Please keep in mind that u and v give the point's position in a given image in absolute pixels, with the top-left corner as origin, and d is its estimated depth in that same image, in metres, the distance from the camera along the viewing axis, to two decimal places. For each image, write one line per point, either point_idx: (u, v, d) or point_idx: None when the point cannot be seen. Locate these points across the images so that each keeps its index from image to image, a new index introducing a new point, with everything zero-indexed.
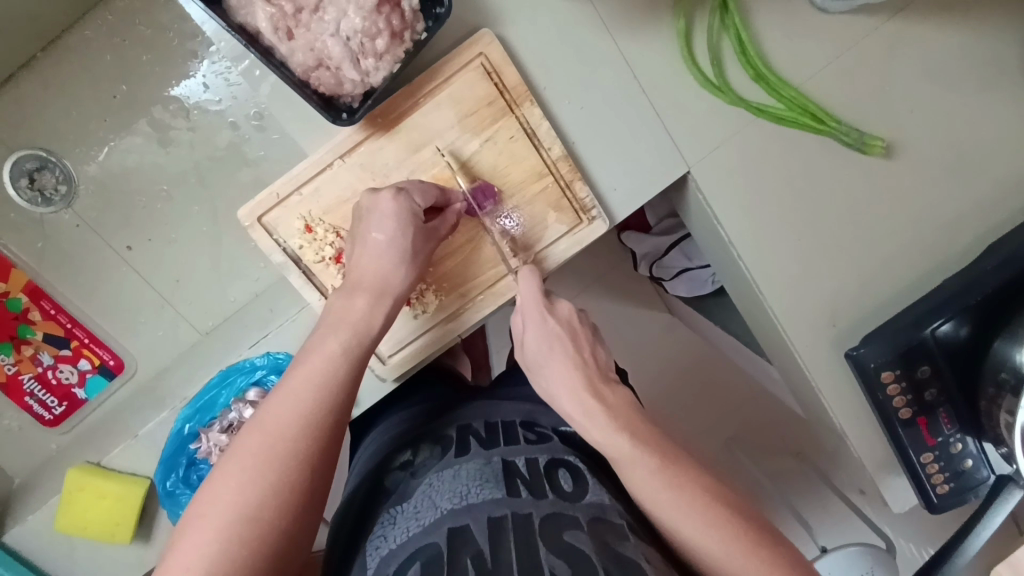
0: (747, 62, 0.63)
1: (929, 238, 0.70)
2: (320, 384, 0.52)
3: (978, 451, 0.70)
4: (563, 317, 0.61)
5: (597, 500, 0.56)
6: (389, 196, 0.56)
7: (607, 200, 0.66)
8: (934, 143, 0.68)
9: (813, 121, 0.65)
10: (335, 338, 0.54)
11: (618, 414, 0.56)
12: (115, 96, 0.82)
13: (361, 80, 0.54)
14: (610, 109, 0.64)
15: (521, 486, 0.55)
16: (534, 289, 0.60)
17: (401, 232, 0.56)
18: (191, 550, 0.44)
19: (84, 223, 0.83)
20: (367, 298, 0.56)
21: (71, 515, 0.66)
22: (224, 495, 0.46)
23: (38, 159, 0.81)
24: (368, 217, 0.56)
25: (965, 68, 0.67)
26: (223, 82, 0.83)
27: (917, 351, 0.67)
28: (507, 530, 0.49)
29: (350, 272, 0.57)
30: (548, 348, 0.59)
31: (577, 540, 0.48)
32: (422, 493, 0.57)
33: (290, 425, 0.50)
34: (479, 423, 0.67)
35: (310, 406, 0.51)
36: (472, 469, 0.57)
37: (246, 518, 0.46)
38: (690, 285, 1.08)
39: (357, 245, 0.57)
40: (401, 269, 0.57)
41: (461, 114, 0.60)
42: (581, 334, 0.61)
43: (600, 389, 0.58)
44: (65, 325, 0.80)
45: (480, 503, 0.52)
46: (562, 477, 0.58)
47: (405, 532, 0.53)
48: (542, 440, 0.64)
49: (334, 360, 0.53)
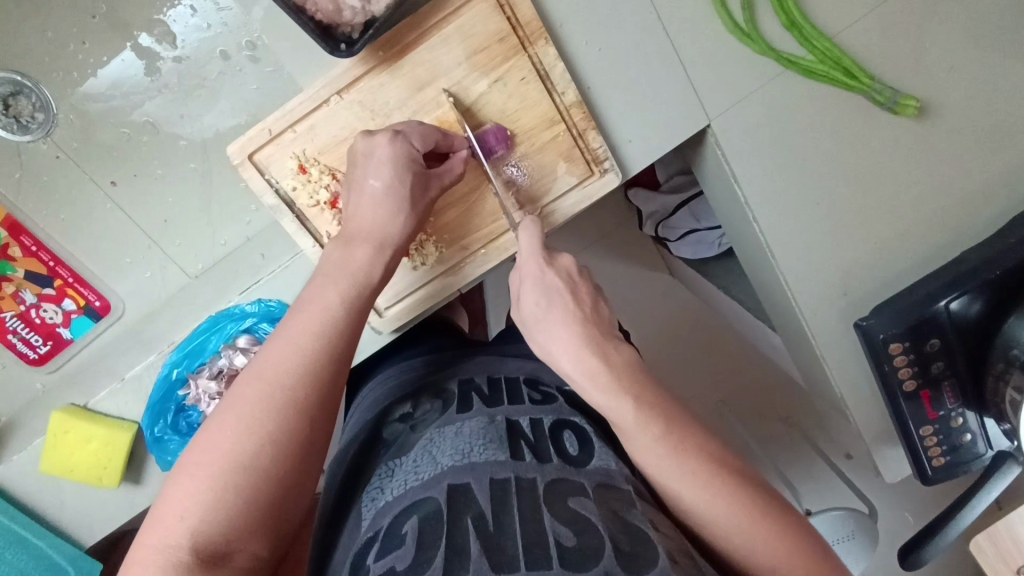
0: (780, 8, 0.59)
1: (952, 208, 0.67)
2: (319, 334, 0.50)
3: (977, 425, 0.70)
4: (563, 268, 0.56)
5: (603, 465, 0.54)
6: (385, 140, 0.52)
7: (622, 153, 0.61)
8: (968, 105, 0.65)
9: (844, 76, 0.61)
10: (334, 289, 0.51)
11: (621, 373, 0.52)
12: (95, 17, 0.72)
13: (362, 7, 0.50)
14: (628, 52, 0.59)
15: (526, 447, 0.53)
16: (534, 239, 0.55)
17: (398, 181, 0.52)
18: (184, 496, 0.44)
19: (65, 155, 0.75)
20: (367, 249, 0.52)
21: (57, 458, 0.65)
22: (218, 443, 0.45)
23: (11, 83, 0.72)
24: (362, 163, 0.53)
25: (1010, 27, 0.63)
26: (212, 7, 0.73)
27: (928, 324, 0.66)
28: (512, 495, 0.48)
29: (346, 221, 0.54)
30: (548, 301, 0.53)
31: (583, 507, 0.47)
32: (422, 446, 0.56)
33: (289, 372, 0.48)
34: (481, 379, 0.66)
35: (310, 356, 0.49)
36: (475, 427, 0.55)
37: (239, 466, 0.45)
38: (695, 247, 1.05)
39: (353, 193, 0.54)
40: (398, 219, 0.53)
41: (471, 52, 0.55)
42: (580, 285, 0.56)
43: (605, 348, 0.53)
44: (48, 264, 0.72)
45: (483, 463, 0.50)
46: (568, 441, 0.56)
47: (404, 486, 0.52)
48: (546, 401, 0.63)
49: (331, 310, 0.50)
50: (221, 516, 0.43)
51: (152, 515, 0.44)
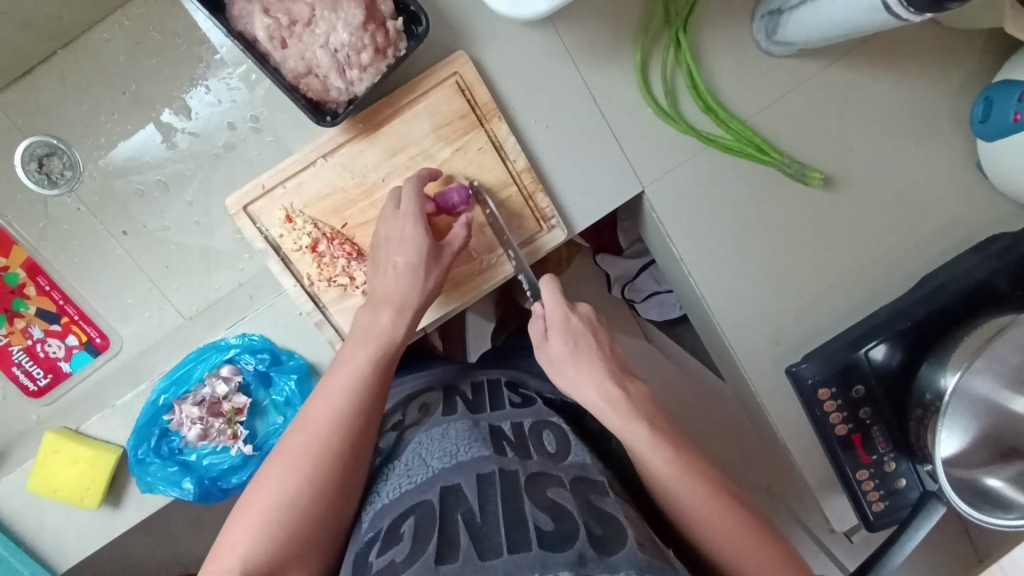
0: (697, 95, 0.69)
1: (866, 268, 0.77)
2: (348, 390, 0.58)
3: (910, 471, 0.75)
4: (582, 314, 0.67)
5: (579, 460, 0.60)
6: (412, 227, 0.61)
7: (568, 213, 0.71)
8: (871, 180, 0.75)
9: (757, 151, 0.71)
10: (363, 350, 0.59)
11: (637, 404, 0.61)
12: (125, 93, 0.84)
13: (346, 88, 0.60)
14: (573, 130, 0.69)
15: (508, 446, 0.59)
16: (556, 296, 0.65)
17: (418, 255, 0.61)
18: (239, 532, 0.51)
19: (85, 208, 0.85)
20: (389, 312, 0.61)
21: (44, 477, 0.70)
22: (269, 491, 0.53)
23: (48, 146, 0.83)
24: (391, 241, 0.62)
25: (900, 116, 0.74)
26: (225, 87, 0.84)
27: (853, 371, 0.73)
28: (494, 484, 0.52)
29: (371, 288, 0.62)
30: (574, 350, 0.64)
31: (560, 496, 0.52)
32: (413, 451, 0.60)
33: (328, 425, 0.56)
34: (466, 385, 0.72)
35: (341, 408, 0.57)
36: (461, 429, 0.60)
37: (284, 505, 0.52)
38: (660, 309, 1.17)
39: (378, 269, 0.62)
40: (417, 286, 0.61)
41: (437, 125, 0.66)
42: (597, 326, 0.67)
43: (624, 381, 0.63)
44: (58, 302, 0.81)
45: (469, 460, 0.55)
46: (547, 439, 0.62)
47: (398, 489, 0.56)
48: (526, 403, 0.68)
49: (359, 369, 0.59)
50: (265, 551, 0.49)
51: (213, 552, 0.51)
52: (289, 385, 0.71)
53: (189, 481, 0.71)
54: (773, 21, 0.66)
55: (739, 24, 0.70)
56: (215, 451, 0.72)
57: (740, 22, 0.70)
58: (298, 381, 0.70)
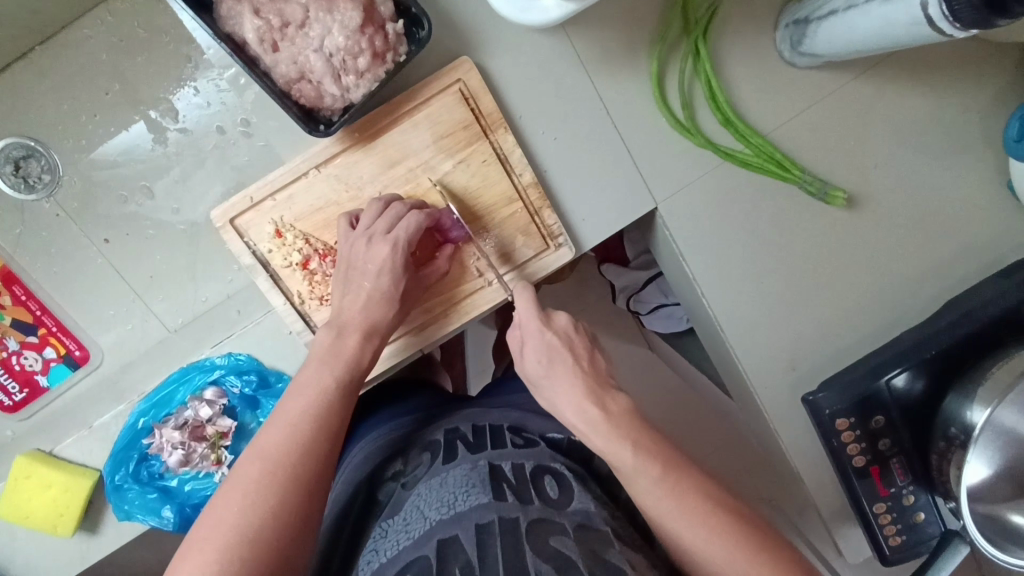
0: (716, 107, 0.65)
1: (890, 291, 0.72)
2: (314, 416, 0.53)
3: (930, 505, 0.71)
4: (560, 329, 0.60)
5: (583, 506, 0.55)
6: (382, 248, 0.56)
7: (576, 231, 0.67)
8: (896, 198, 0.71)
9: (778, 168, 0.67)
10: (329, 370, 0.55)
11: (620, 422, 0.55)
12: (108, 93, 0.79)
13: (341, 95, 0.56)
14: (583, 142, 0.65)
15: (508, 490, 0.55)
16: (529, 304, 0.60)
17: (391, 281, 0.58)
18: (192, 570, 0.45)
19: (65, 214, 0.80)
20: (356, 336, 0.57)
21: (15, 502, 0.66)
22: (224, 518, 0.47)
23: (25, 148, 0.79)
24: (358, 261, 0.58)
25: (929, 131, 0.70)
26: (214, 88, 0.79)
27: (872, 401, 0.68)
28: (494, 534, 0.49)
29: (338, 312, 0.58)
30: (548, 362, 0.58)
31: (564, 546, 0.48)
32: (411, 504, 0.57)
33: (289, 452, 0.51)
34: (465, 427, 0.68)
35: (306, 437, 0.52)
36: (459, 476, 0.57)
37: (243, 541, 0.46)
38: (666, 322, 1.12)
39: (347, 290, 0.58)
40: (388, 312, 0.58)
41: (438, 136, 0.61)
42: (580, 345, 0.60)
43: (603, 398, 0.57)
44: (34, 313, 0.77)
45: (468, 511, 0.51)
46: (548, 484, 0.58)
47: (396, 546, 0.52)
48: (528, 445, 0.65)
49: (327, 394, 0.54)
50: None
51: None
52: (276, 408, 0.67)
53: (168, 509, 0.67)
54: (799, 31, 0.62)
55: (761, 33, 0.66)
56: (197, 477, 0.68)
57: (761, 30, 0.66)
58: None
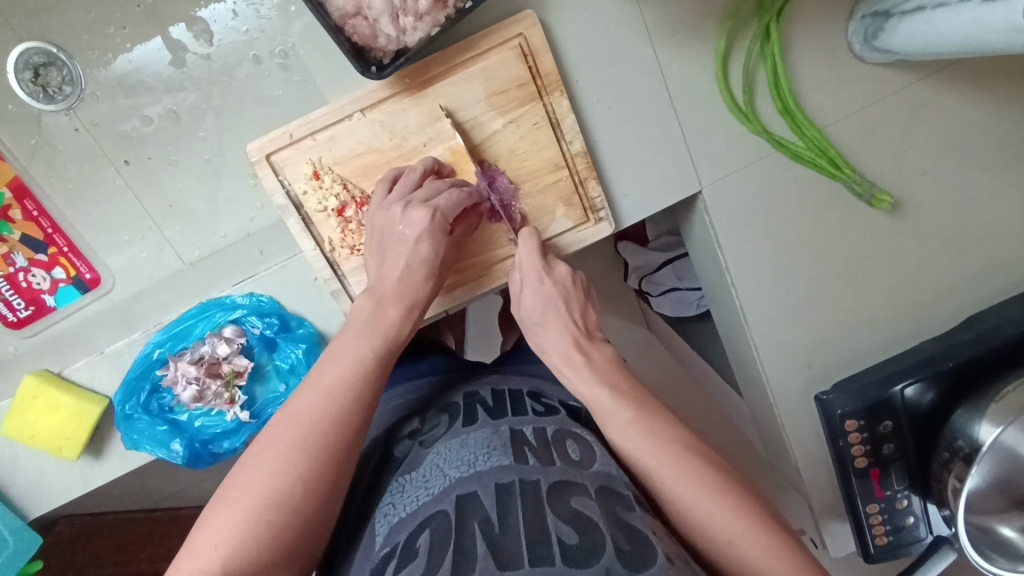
0: (777, 95, 0.63)
1: (916, 301, 0.72)
2: (350, 384, 0.52)
3: (920, 510, 0.72)
4: (559, 279, 0.62)
5: (605, 469, 0.54)
6: (421, 214, 0.55)
7: (618, 206, 0.65)
8: (937, 207, 0.70)
9: (828, 165, 0.66)
10: (366, 342, 0.54)
11: (600, 370, 0.58)
12: (139, 5, 0.75)
13: (397, 37, 0.53)
14: (636, 114, 0.63)
15: (529, 453, 0.54)
16: (534, 249, 0.61)
17: (436, 251, 0.57)
18: (221, 528, 0.45)
19: (84, 130, 0.76)
20: (396, 309, 0.56)
21: (20, 423, 0.65)
22: (255, 480, 0.47)
23: (46, 55, 0.74)
24: (394, 228, 0.56)
25: (981, 142, 0.69)
26: (252, 13, 0.76)
27: (882, 406, 0.68)
28: (515, 495, 0.48)
29: (377, 279, 0.57)
30: (544, 309, 0.60)
31: (585, 507, 0.48)
32: (430, 462, 0.56)
33: (320, 418, 0.50)
34: (485, 392, 0.67)
35: (338, 406, 0.51)
36: (480, 438, 0.56)
37: (273, 504, 0.46)
38: (676, 306, 1.05)
39: (384, 250, 0.57)
40: (427, 279, 0.57)
41: (491, 92, 0.59)
42: (573, 294, 0.62)
43: (588, 348, 0.60)
44: (46, 230, 0.74)
45: (488, 470, 0.51)
46: (570, 447, 0.56)
47: (416, 502, 0.52)
48: (550, 412, 0.64)
49: (360, 362, 0.53)
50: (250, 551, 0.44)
51: (186, 546, 0.45)
52: (295, 353, 0.66)
53: (177, 443, 0.66)
54: (875, 24, 0.60)
55: (832, 22, 0.64)
56: (208, 414, 0.67)
57: (834, 19, 0.64)
58: (307, 351, 0.66)
